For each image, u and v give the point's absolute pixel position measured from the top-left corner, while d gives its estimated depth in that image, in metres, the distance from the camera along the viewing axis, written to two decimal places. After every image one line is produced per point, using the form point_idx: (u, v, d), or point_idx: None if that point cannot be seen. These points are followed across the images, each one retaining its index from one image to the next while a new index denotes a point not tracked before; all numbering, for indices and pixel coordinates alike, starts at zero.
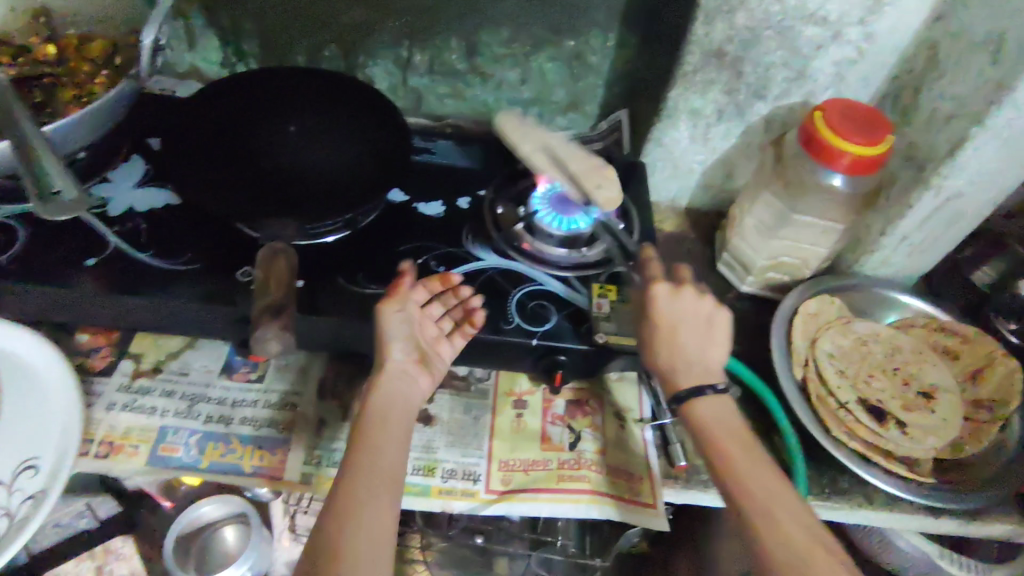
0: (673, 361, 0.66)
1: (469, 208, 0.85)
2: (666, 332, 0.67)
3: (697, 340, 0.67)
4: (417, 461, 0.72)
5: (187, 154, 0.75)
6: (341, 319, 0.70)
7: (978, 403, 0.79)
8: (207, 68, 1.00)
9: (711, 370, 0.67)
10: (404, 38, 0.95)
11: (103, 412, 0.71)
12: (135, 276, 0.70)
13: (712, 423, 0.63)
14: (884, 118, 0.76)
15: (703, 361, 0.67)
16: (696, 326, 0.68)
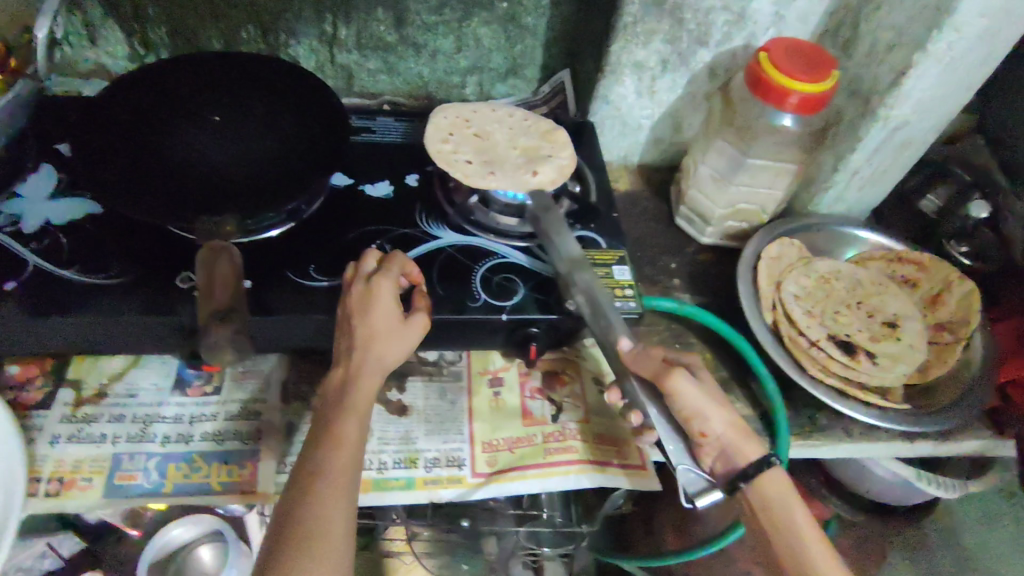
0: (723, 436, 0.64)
1: (418, 185, 0.81)
2: (719, 405, 0.65)
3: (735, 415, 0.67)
4: (397, 454, 0.69)
5: (101, 155, 0.68)
6: (299, 316, 0.65)
7: (939, 326, 0.81)
8: (114, 64, 0.92)
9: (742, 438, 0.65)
10: (327, 13, 0.89)
11: (47, 447, 0.65)
12: (63, 295, 0.64)
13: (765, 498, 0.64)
14: (826, 55, 0.76)
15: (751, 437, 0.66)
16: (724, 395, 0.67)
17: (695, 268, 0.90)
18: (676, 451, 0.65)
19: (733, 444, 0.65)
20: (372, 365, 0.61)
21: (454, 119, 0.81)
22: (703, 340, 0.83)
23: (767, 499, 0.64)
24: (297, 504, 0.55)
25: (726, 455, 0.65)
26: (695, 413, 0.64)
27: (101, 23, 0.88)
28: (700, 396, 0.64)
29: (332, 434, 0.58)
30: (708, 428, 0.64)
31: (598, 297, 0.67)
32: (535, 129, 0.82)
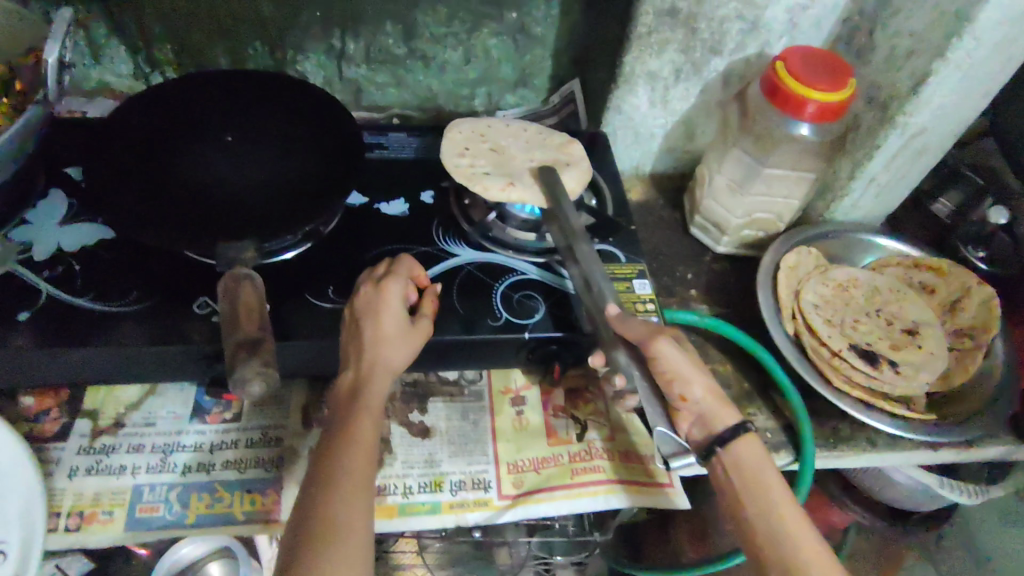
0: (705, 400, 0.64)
1: (434, 202, 0.80)
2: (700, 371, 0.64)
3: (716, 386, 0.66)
4: (422, 477, 0.68)
5: (114, 180, 0.67)
6: (320, 340, 0.64)
7: (959, 332, 0.81)
8: (118, 82, 0.91)
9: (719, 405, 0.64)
10: (334, 27, 0.88)
11: (65, 480, 0.64)
12: (78, 325, 0.63)
13: (745, 464, 0.62)
14: (844, 62, 0.75)
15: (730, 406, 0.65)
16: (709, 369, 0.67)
17: (712, 278, 0.89)
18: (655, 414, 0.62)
19: (711, 408, 0.64)
20: (382, 370, 0.61)
21: (469, 133, 0.79)
22: (723, 353, 0.83)
23: (744, 464, 0.62)
24: (317, 519, 0.52)
25: (704, 420, 0.64)
26: (676, 374, 0.63)
27: (105, 41, 0.86)
28: (680, 358, 0.62)
29: (343, 450, 0.56)
30: (688, 392, 0.63)
31: (594, 268, 0.66)
32: (550, 141, 0.81)
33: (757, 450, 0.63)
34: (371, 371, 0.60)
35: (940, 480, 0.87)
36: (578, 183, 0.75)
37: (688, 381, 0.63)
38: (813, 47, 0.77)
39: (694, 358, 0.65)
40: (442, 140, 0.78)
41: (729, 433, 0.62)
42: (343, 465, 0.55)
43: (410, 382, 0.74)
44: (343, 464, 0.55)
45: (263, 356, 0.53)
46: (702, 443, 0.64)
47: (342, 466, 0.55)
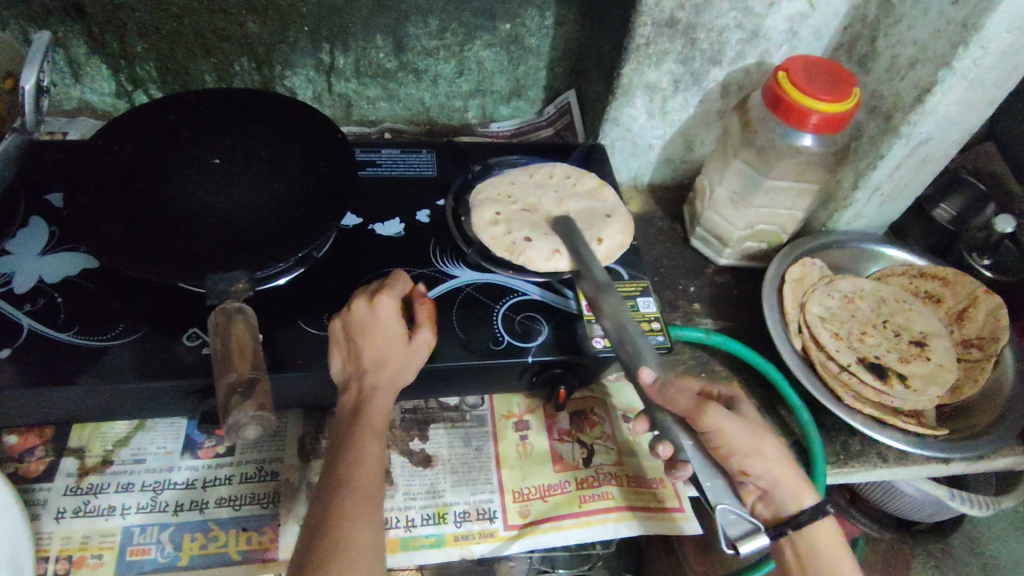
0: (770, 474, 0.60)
1: (431, 221, 0.77)
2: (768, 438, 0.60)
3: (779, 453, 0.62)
4: (425, 509, 0.66)
5: (98, 211, 0.64)
6: (316, 370, 0.62)
7: (967, 342, 0.80)
8: (100, 101, 0.89)
9: (784, 480, 0.60)
10: (323, 42, 0.85)
11: (52, 524, 0.61)
12: (61, 361, 0.60)
13: (819, 543, 0.61)
14: (847, 72, 0.73)
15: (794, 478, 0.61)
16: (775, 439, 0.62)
17: (715, 291, 0.88)
18: (716, 487, 0.57)
19: (779, 486, 0.60)
20: (385, 390, 0.59)
21: (496, 196, 0.76)
22: (730, 368, 0.81)
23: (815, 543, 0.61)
24: (313, 566, 0.50)
25: (771, 496, 0.60)
26: (734, 449, 0.59)
27: (86, 60, 0.84)
28: (740, 430, 0.59)
29: (344, 484, 0.54)
30: (750, 466, 0.60)
31: (624, 319, 0.61)
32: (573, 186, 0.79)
33: (827, 525, 0.61)
34: (375, 389, 0.58)
35: (950, 493, 0.85)
36: (620, 233, 0.74)
37: (751, 456, 0.59)
38: (814, 57, 0.75)
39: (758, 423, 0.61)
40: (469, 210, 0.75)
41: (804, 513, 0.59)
42: (346, 505, 0.53)
43: (410, 408, 0.71)
44: (344, 502, 0.53)
45: (259, 399, 0.52)
46: (770, 522, 0.60)
47: (343, 500, 0.53)
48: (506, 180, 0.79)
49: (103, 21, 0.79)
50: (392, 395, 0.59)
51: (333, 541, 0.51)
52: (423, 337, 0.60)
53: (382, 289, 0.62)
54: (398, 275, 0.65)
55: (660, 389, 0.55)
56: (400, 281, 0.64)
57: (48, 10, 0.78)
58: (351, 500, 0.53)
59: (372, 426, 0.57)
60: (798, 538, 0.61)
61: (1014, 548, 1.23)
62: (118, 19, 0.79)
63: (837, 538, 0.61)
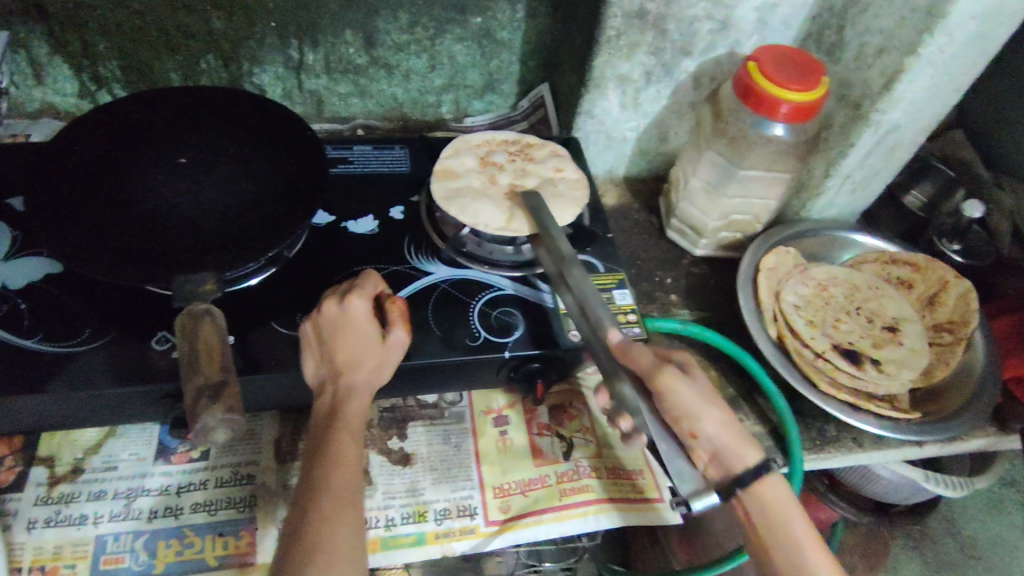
0: (722, 443, 0.59)
1: (405, 217, 0.77)
2: (706, 408, 0.58)
3: (725, 419, 0.59)
4: (405, 508, 0.65)
5: (61, 215, 0.63)
6: (291, 372, 0.61)
7: (938, 326, 0.81)
8: (63, 102, 0.87)
9: (735, 446, 0.59)
10: (291, 38, 0.84)
11: (23, 534, 0.60)
12: (26, 369, 0.58)
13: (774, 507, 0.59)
14: (814, 59, 0.74)
15: (732, 442, 0.59)
16: (715, 400, 0.60)
17: (691, 281, 0.88)
18: (670, 450, 0.57)
19: (727, 452, 0.59)
20: (362, 391, 0.58)
21: (470, 164, 0.76)
22: (707, 358, 0.82)
23: (765, 505, 0.59)
24: (295, 567, 0.49)
25: (719, 461, 0.59)
26: (685, 410, 0.58)
27: (48, 60, 0.82)
28: (689, 391, 0.57)
29: (322, 487, 0.54)
30: (698, 429, 0.58)
31: (591, 298, 0.58)
32: (530, 156, 0.79)
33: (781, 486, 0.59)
34: (350, 391, 0.58)
35: (925, 476, 0.87)
36: (573, 189, 0.75)
37: (695, 417, 0.58)
38: (780, 46, 0.75)
39: (698, 393, 0.58)
40: (436, 172, 0.74)
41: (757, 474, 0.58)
42: (323, 509, 0.52)
43: (388, 407, 0.71)
44: (324, 503, 0.53)
45: (227, 401, 0.52)
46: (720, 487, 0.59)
47: (320, 503, 0.53)
48: (475, 148, 0.79)
49: (62, 18, 0.77)
50: (369, 395, 0.59)
51: (312, 546, 0.50)
52: (397, 338, 0.59)
53: (353, 289, 0.61)
54: (365, 273, 0.65)
55: (626, 346, 0.56)
56: (366, 281, 0.63)
57: (8, 11, 0.76)
58: (330, 503, 0.53)
59: (349, 427, 0.57)
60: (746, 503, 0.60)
61: (989, 527, 1.26)
62: (78, 15, 0.77)
63: (786, 497, 0.59)
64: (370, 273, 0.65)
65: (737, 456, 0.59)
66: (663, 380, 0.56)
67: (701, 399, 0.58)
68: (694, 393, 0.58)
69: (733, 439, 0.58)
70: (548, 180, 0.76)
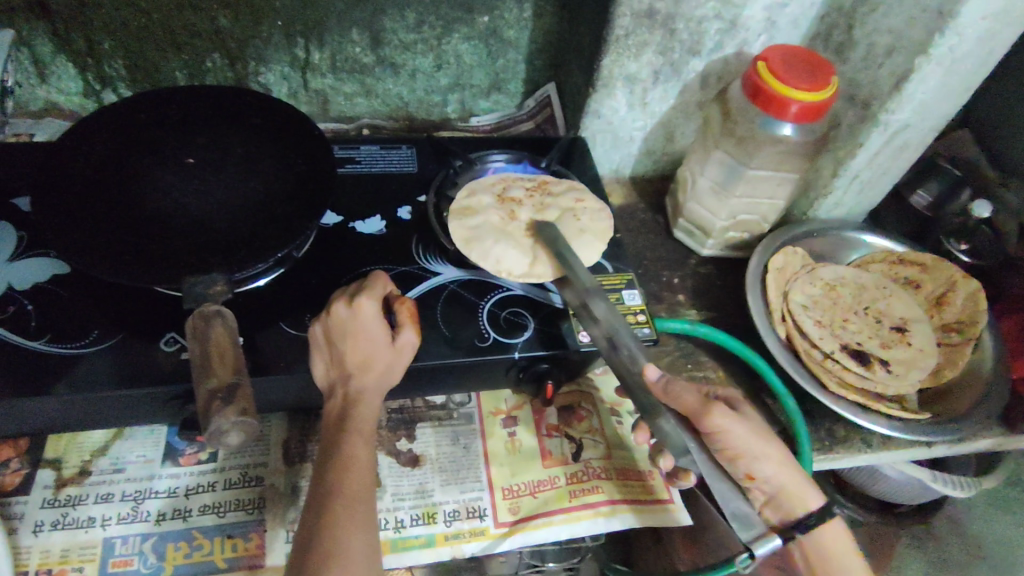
0: (782, 484, 0.62)
1: (412, 218, 0.76)
2: (764, 448, 0.61)
3: (779, 463, 0.62)
4: (414, 510, 0.65)
5: (68, 215, 0.62)
6: (302, 372, 0.61)
7: (946, 327, 0.81)
8: (67, 101, 0.86)
9: (796, 491, 0.62)
10: (297, 37, 0.84)
11: (30, 537, 0.59)
12: (31, 371, 0.58)
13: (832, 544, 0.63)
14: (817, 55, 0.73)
15: (792, 484, 0.62)
16: (772, 443, 0.62)
17: (699, 281, 0.88)
18: (726, 492, 0.59)
19: (784, 494, 0.62)
20: (373, 393, 0.58)
21: (488, 202, 0.75)
22: (716, 358, 0.81)
23: (826, 549, 0.63)
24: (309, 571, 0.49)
25: (777, 502, 0.63)
26: (743, 453, 0.61)
27: (52, 59, 0.81)
28: (745, 433, 0.61)
29: (335, 490, 0.53)
30: (755, 470, 0.62)
31: (620, 323, 0.62)
32: (548, 191, 0.78)
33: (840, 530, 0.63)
34: (362, 393, 0.58)
35: (933, 476, 0.87)
36: (596, 221, 0.74)
37: (755, 458, 0.61)
38: (782, 45, 0.75)
39: (754, 434, 0.61)
40: (455, 212, 0.73)
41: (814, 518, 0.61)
42: (337, 513, 0.52)
43: (396, 408, 0.70)
44: (337, 506, 0.53)
45: (240, 404, 0.52)
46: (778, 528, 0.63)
47: (334, 507, 0.52)
48: (492, 185, 0.77)
49: (66, 17, 0.77)
50: (380, 397, 0.59)
51: (327, 550, 0.50)
52: (404, 337, 0.59)
53: (360, 291, 0.60)
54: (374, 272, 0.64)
55: (665, 384, 0.60)
56: (374, 280, 0.63)
57: (12, 9, 0.75)
58: (344, 507, 0.53)
59: (360, 429, 0.57)
60: (809, 547, 0.63)
61: (993, 526, 1.26)
62: (83, 14, 0.77)
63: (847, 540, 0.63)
64: (377, 273, 0.65)
65: (794, 499, 0.62)
66: (717, 419, 0.60)
67: (758, 442, 0.61)
68: (751, 437, 0.61)
69: (792, 480, 0.62)
70: (569, 212, 0.75)
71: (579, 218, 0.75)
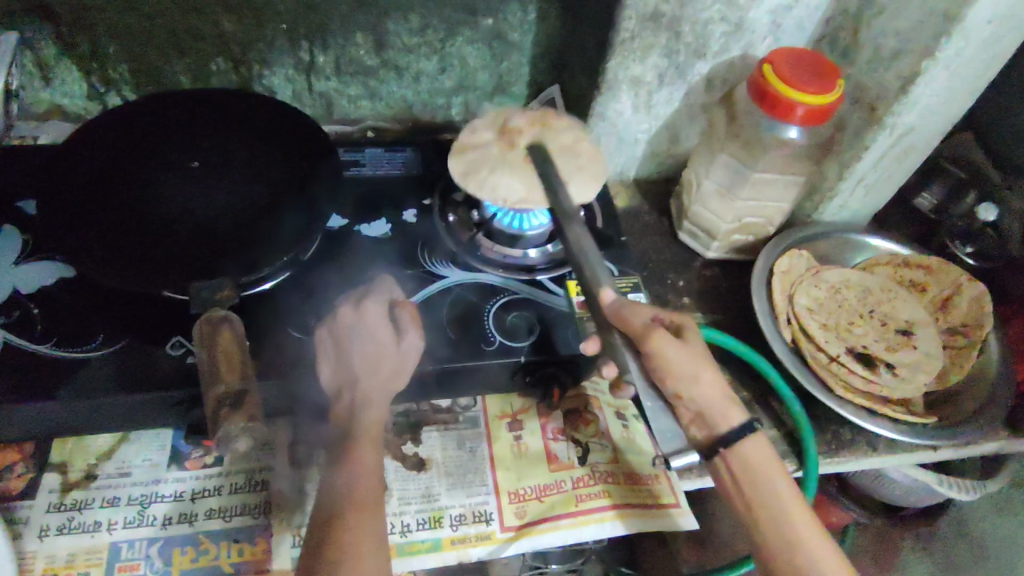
0: (711, 405, 0.58)
1: (417, 221, 0.76)
2: (699, 370, 0.57)
3: (712, 387, 0.57)
4: (421, 514, 0.65)
5: (75, 220, 0.62)
6: (309, 377, 0.61)
7: (951, 330, 0.81)
8: (71, 104, 0.86)
9: (723, 406, 0.58)
10: (301, 40, 0.84)
11: (36, 542, 0.59)
12: (38, 376, 0.58)
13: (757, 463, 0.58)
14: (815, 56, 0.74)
15: (720, 402, 0.58)
16: (707, 365, 0.57)
17: (704, 284, 0.88)
18: (655, 408, 0.57)
19: (711, 413, 0.58)
20: (380, 398, 0.58)
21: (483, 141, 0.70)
22: (721, 362, 0.81)
23: (751, 469, 0.58)
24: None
25: (703, 420, 0.58)
26: (673, 373, 0.56)
27: (56, 62, 0.81)
28: (680, 353, 0.56)
29: (344, 494, 0.53)
30: (684, 391, 0.57)
31: (586, 247, 0.58)
32: (551, 122, 0.71)
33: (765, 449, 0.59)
34: (369, 397, 0.58)
35: (938, 479, 0.87)
36: (595, 162, 0.69)
37: (687, 379, 0.56)
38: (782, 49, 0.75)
39: (689, 354, 0.57)
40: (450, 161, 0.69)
41: (739, 433, 0.57)
42: (347, 518, 0.52)
43: (402, 412, 0.70)
44: (346, 510, 0.53)
45: None
46: (704, 446, 0.58)
47: (343, 512, 0.53)
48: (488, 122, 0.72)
49: (70, 19, 0.76)
50: (387, 401, 0.59)
51: (337, 554, 0.50)
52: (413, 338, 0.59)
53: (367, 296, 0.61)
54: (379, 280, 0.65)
55: (618, 307, 0.56)
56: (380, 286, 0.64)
57: (14, 12, 0.75)
58: (354, 512, 0.53)
59: (368, 433, 0.57)
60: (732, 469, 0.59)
61: None
62: (87, 16, 0.76)
63: (773, 461, 0.58)
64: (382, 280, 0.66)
65: (719, 416, 0.58)
66: (653, 342, 0.55)
67: (692, 363, 0.56)
68: (686, 358, 0.56)
69: (721, 400, 0.57)
70: (568, 149, 0.69)
71: (581, 159, 0.68)
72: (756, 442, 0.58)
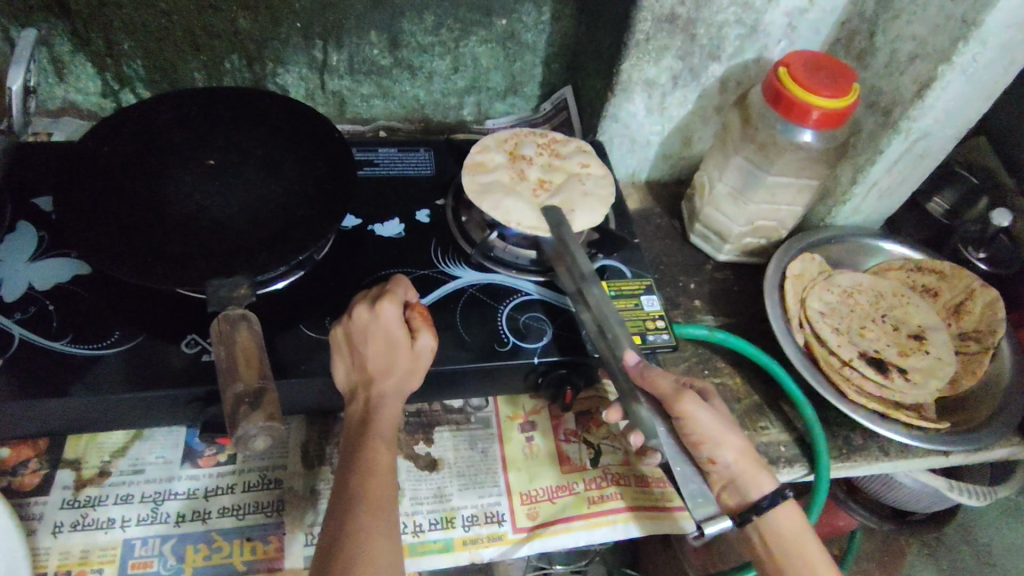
0: (742, 471, 0.60)
1: (431, 221, 0.76)
2: (728, 435, 0.59)
3: (741, 450, 0.60)
4: (433, 514, 0.65)
5: (92, 218, 0.62)
6: (323, 376, 0.61)
7: (964, 335, 0.80)
8: (84, 101, 0.86)
9: (751, 471, 0.60)
10: (316, 39, 0.84)
11: (49, 538, 0.59)
12: (53, 372, 0.58)
13: (784, 524, 0.61)
14: (827, 57, 0.73)
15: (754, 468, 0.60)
16: (735, 432, 0.60)
17: (715, 286, 0.88)
18: (686, 472, 0.56)
19: (744, 479, 0.60)
20: (394, 397, 0.58)
21: (495, 159, 0.75)
22: (733, 365, 0.81)
23: (781, 532, 0.61)
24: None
25: (735, 486, 0.61)
26: (705, 438, 0.59)
27: (71, 59, 0.81)
28: (712, 421, 0.58)
29: (358, 494, 0.53)
30: (717, 455, 0.59)
31: (610, 316, 0.62)
32: (556, 151, 0.78)
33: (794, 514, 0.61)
34: (383, 397, 0.58)
35: (948, 484, 0.87)
36: (600, 187, 0.73)
37: (717, 446, 0.59)
38: (796, 52, 0.74)
39: (718, 420, 0.59)
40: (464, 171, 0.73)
41: (768, 503, 0.59)
42: (360, 518, 0.52)
43: (414, 411, 0.70)
44: (359, 510, 0.53)
45: (267, 409, 0.53)
46: (735, 511, 0.61)
47: (356, 513, 0.52)
48: (502, 143, 0.77)
49: (85, 15, 0.77)
50: (401, 401, 0.59)
51: (351, 553, 0.50)
52: (423, 339, 0.59)
53: (382, 296, 0.60)
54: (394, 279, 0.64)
55: (642, 368, 0.59)
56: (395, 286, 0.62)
57: (30, 8, 0.75)
58: (367, 512, 0.53)
59: (381, 434, 0.57)
60: (762, 530, 0.61)
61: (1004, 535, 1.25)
62: (101, 14, 0.77)
63: (800, 521, 0.61)
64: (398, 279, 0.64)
65: (750, 482, 0.60)
66: (685, 408, 0.57)
67: (722, 431, 0.59)
68: (717, 426, 0.59)
69: (750, 466, 0.60)
70: (575, 177, 0.74)
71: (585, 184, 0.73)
72: (785, 507, 0.61)
